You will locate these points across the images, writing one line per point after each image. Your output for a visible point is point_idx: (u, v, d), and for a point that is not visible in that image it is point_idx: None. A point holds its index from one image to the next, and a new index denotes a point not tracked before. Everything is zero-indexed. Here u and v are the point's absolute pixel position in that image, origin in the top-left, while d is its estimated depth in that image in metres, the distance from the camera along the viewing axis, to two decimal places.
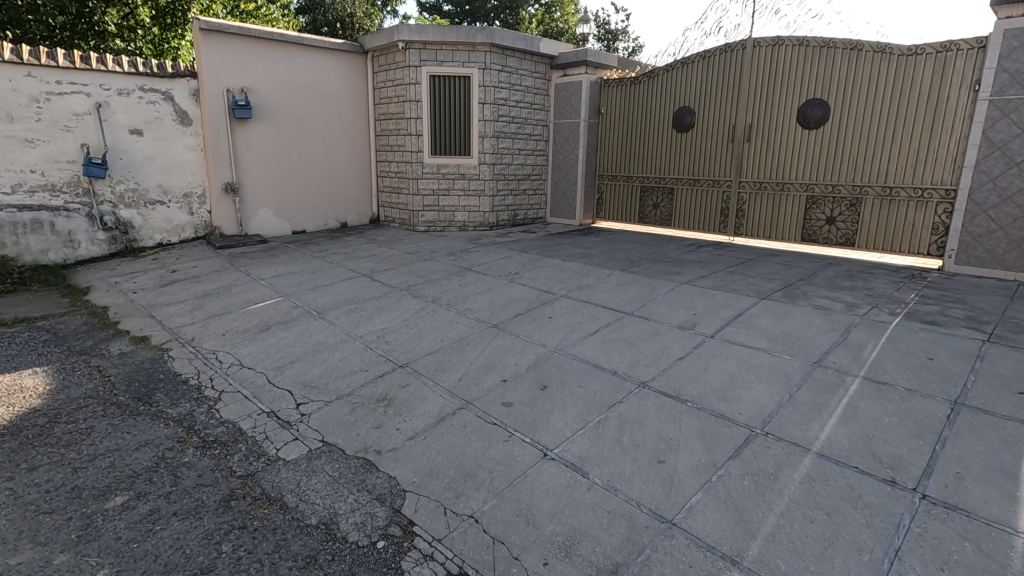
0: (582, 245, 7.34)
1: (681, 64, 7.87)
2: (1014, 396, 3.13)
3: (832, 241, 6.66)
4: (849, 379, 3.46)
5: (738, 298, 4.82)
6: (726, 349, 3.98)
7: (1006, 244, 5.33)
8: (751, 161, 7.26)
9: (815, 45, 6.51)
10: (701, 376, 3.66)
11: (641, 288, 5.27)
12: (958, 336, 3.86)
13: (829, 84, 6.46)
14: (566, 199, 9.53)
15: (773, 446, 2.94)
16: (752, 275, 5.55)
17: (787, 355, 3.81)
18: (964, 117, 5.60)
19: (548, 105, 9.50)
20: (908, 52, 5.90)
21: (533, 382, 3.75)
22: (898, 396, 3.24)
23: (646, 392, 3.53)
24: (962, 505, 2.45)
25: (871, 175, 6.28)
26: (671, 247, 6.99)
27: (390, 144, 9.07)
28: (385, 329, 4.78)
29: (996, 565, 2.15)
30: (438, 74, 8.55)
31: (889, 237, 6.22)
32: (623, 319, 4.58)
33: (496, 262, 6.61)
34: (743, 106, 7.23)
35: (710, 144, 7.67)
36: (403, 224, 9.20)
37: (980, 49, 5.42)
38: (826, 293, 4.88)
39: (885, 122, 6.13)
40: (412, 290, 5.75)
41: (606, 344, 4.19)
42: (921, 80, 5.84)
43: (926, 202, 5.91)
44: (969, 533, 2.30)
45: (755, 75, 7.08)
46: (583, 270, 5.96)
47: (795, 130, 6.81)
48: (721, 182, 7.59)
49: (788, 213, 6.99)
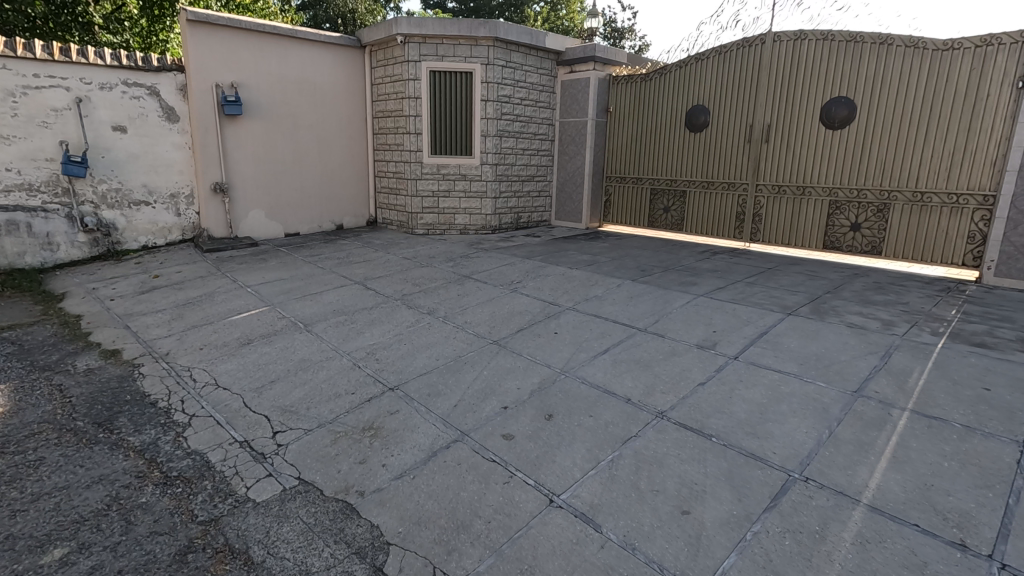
0: (589, 252, 6.94)
1: (694, 60, 7.47)
2: None
3: (857, 249, 6.26)
4: (895, 413, 3.05)
5: (761, 313, 4.41)
6: (752, 373, 3.57)
7: None
8: (769, 163, 6.86)
9: (840, 39, 6.10)
10: (726, 406, 3.26)
11: (655, 301, 4.87)
12: (1014, 362, 3.45)
13: (855, 81, 6.05)
14: (572, 201, 9.14)
15: (815, 496, 2.53)
16: (774, 286, 5.14)
17: (822, 382, 3.39)
18: (1005, 117, 5.21)
19: (554, 103, 9.10)
20: (942, 46, 5.49)
21: (537, 410, 3.35)
22: (955, 435, 2.83)
23: (665, 425, 3.13)
24: None
25: (900, 179, 5.88)
26: (683, 255, 6.59)
27: (388, 143, 8.69)
28: (376, 344, 4.39)
29: None
30: (438, 69, 8.16)
31: (919, 245, 5.82)
32: (636, 337, 4.17)
33: (497, 270, 6.22)
34: (761, 104, 6.84)
35: (725, 145, 7.28)
36: (402, 226, 8.81)
37: None
38: (858, 308, 4.47)
39: (917, 122, 5.72)
40: (407, 300, 5.36)
41: (618, 366, 3.78)
42: (958, 77, 5.44)
43: (961, 209, 5.52)
44: None
45: (774, 72, 6.67)
46: (591, 280, 5.55)
47: (818, 131, 6.40)
48: (737, 185, 7.20)
49: (808, 218, 6.59)
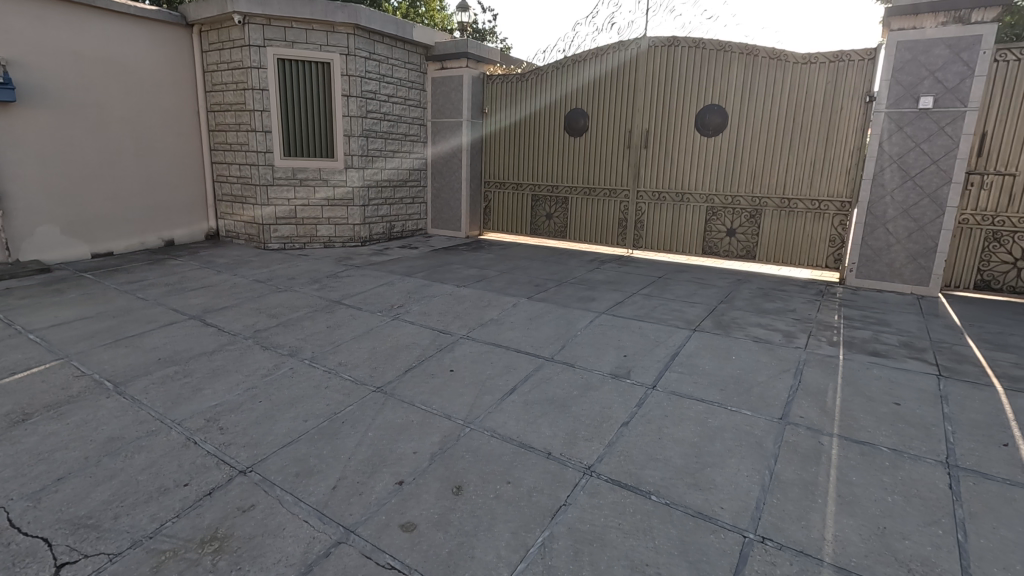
0: (477, 265, 6.55)
1: (572, 62, 7.49)
2: (1000, 450, 2.78)
3: (733, 253, 6.76)
4: (825, 441, 2.90)
5: (669, 331, 4.33)
6: (676, 406, 3.28)
7: (903, 258, 5.65)
8: (649, 169, 7.13)
9: (711, 48, 6.49)
10: (660, 452, 2.86)
11: (557, 322, 4.61)
12: (911, 373, 3.62)
13: (727, 90, 6.49)
14: (450, 208, 8.59)
15: (778, 561, 2.14)
16: (671, 298, 5.16)
17: (748, 410, 3.20)
18: (857, 127, 5.87)
19: (424, 102, 8.44)
20: (801, 60, 6.06)
21: (442, 481, 2.68)
22: (888, 463, 2.70)
23: (597, 484, 2.63)
24: None
25: (769, 187, 6.43)
26: (574, 267, 6.51)
27: (229, 142, 7.36)
28: (223, 405, 3.41)
29: None
30: (288, 57, 7.03)
31: (787, 249, 6.43)
32: (545, 369, 3.79)
33: (374, 293, 5.44)
34: (640, 110, 7.08)
35: (605, 150, 7.42)
36: (251, 240, 7.53)
37: (870, 61, 5.70)
38: (757, 319, 4.60)
39: (780, 132, 6.28)
40: (262, 338, 4.38)
41: (531, 411, 3.28)
42: (816, 88, 6.02)
43: (822, 214, 6.17)
44: None
45: (650, 78, 6.94)
46: (483, 300, 5.19)
47: (694, 138, 6.78)
48: (619, 191, 7.40)
49: (688, 224, 6.97)
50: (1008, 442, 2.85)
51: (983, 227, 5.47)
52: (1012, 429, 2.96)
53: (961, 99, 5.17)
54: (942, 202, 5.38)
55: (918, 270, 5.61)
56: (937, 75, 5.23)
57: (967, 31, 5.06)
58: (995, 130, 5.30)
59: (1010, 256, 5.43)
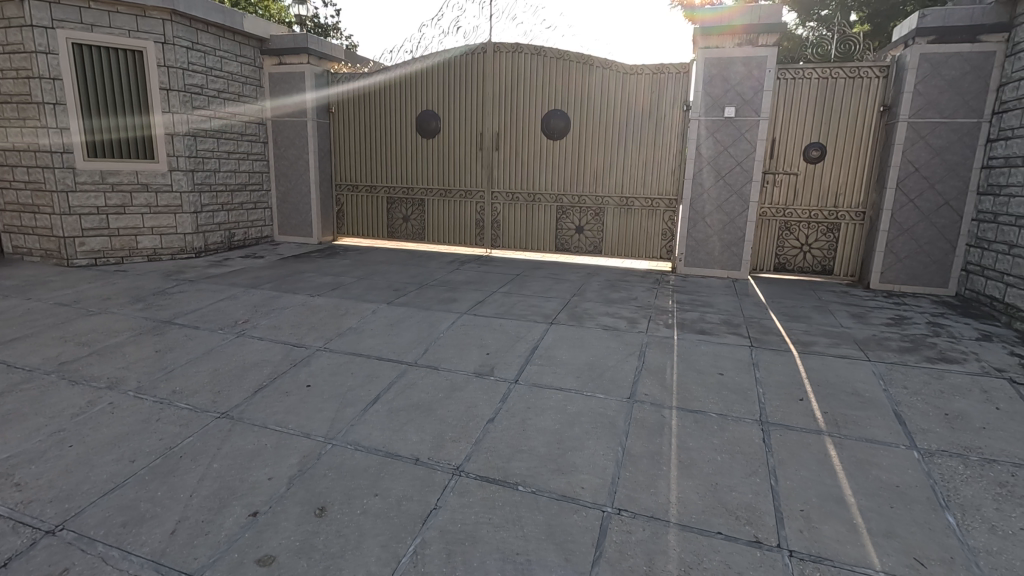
0: (332, 272, 6.24)
1: (420, 63, 7.45)
2: (799, 404, 3.33)
3: (582, 249, 7.24)
4: (666, 414, 3.23)
5: (528, 326, 4.51)
6: (537, 397, 3.42)
7: (720, 247, 6.50)
8: (501, 171, 7.35)
9: (552, 56, 6.88)
10: (524, 444, 2.96)
11: (420, 326, 4.56)
12: (731, 346, 4.18)
13: (568, 97, 6.93)
14: (298, 213, 8.08)
15: (633, 529, 2.33)
16: (529, 294, 5.38)
17: (602, 394, 3.46)
18: (677, 133, 6.62)
19: (260, 98, 7.86)
20: (629, 71, 6.66)
21: (303, 505, 2.50)
22: (716, 427, 3.10)
23: (466, 483, 2.65)
24: (824, 554, 2.19)
25: (609, 188, 6.99)
26: (434, 269, 6.49)
27: (12, 140, 6.14)
28: (18, 456, 2.83)
29: None
30: (87, 43, 6.04)
31: (628, 243, 7.05)
32: (409, 375, 3.72)
33: (213, 309, 4.92)
34: (489, 113, 7.26)
35: (458, 151, 7.50)
36: (49, 257, 6.35)
37: (684, 74, 6.46)
38: (605, 309, 4.98)
39: (616, 137, 6.85)
40: (71, 371, 3.72)
41: (397, 419, 3.21)
42: (643, 96, 6.67)
43: (655, 211, 6.85)
44: None
45: (497, 83, 7.15)
46: (340, 309, 4.96)
47: (542, 141, 7.13)
48: (474, 193, 7.52)
49: (541, 223, 7.32)
50: (803, 397, 3.42)
51: (777, 218, 6.50)
52: (805, 385, 3.56)
53: (755, 110, 6.08)
54: (746, 197, 6.28)
55: (732, 257, 6.49)
56: (736, 89, 6.10)
57: (756, 52, 5.98)
58: (782, 136, 6.31)
59: (798, 242, 6.52)
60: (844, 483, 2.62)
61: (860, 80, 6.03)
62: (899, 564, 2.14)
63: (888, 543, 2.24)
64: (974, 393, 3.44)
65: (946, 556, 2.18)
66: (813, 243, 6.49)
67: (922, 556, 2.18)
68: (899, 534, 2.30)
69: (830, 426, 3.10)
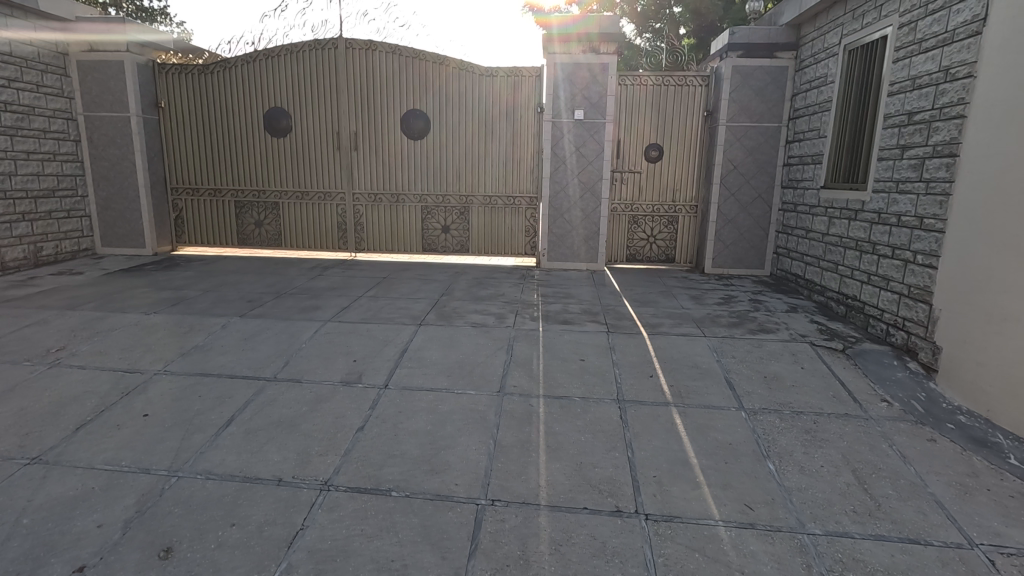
0: (171, 286, 5.59)
1: (264, 57, 6.95)
2: (650, 381, 3.67)
3: (450, 248, 7.29)
4: (534, 403, 3.37)
5: (397, 329, 4.43)
6: (408, 400, 3.38)
7: (579, 241, 6.91)
8: (361, 172, 7.12)
9: (407, 55, 6.81)
10: (396, 448, 2.92)
11: (278, 337, 4.26)
12: (591, 333, 4.48)
13: (426, 96, 6.90)
14: (127, 221, 7.14)
15: (506, 517, 2.41)
16: (397, 297, 5.28)
17: (473, 390, 3.51)
18: (534, 134, 6.90)
19: (67, 90, 6.80)
20: (485, 72, 6.81)
21: (144, 549, 2.21)
22: (580, 409, 3.30)
23: (336, 497, 2.54)
24: (674, 512, 2.44)
25: (473, 187, 7.09)
26: (293, 276, 6.10)
27: None
28: None
29: (724, 567, 2.13)
30: None
31: (494, 240, 7.22)
32: (269, 391, 3.47)
33: (16, 337, 4.16)
34: (345, 112, 6.99)
35: (313, 151, 7.13)
36: None
37: (537, 78, 6.76)
38: (473, 306, 5.06)
39: (476, 136, 6.96)
40: None
41: (255, 439, 2.98)
42: (500, 98, 6.85)
43: (517, 208, 7.09)
44: (693, 543, 2.25)
45: (352, 81, 6.91)
46: (183, 326, 4.47)
47: (402, 140, 7.02)
48: (333, 194, 7.20)
49: (406, 224, 7.23)
50: (654, 374, 3.78)
51: (626, 213, 7.07)
52: (655, 363, 3.93)
53: (601, 113, 6.54)
54: (599, 194, 6.75)
55: (590, 250, 6.93)
56: (584, 93, 6.52)
57: (599, 59, 6.44)
58: (625, 138, 6.87)
59: (645, 234, 7.15)
60: (688, 447, 2.94)
61: (687, 88, 6.76)
62: (734, 511, 2.45)
63: (725, 495, 2.56)
64: (785, 357, 4.04)
65: (769, 499, 2.54)
66: (657, 235, 7.16)
67: (751, 501, 2.52)
68: (733, 486, 2.63)
69: (676, 398, 3.46)
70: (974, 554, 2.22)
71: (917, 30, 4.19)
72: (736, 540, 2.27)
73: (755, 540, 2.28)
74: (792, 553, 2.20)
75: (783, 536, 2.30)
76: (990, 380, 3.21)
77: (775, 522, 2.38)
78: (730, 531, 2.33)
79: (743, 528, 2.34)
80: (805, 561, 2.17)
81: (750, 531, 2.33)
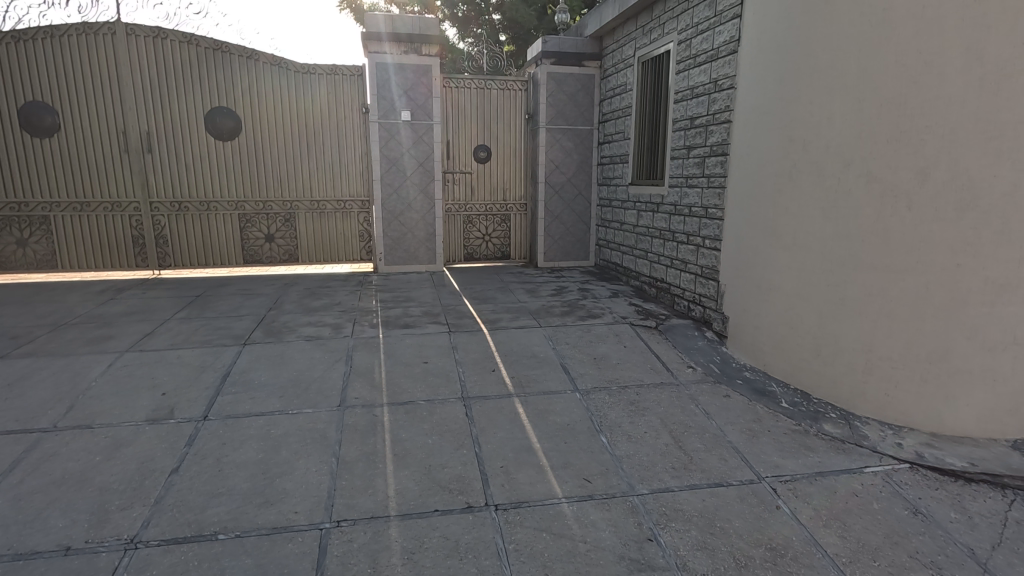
0: None
1: (17, 40, 5.77)
2: (492, 375, 3.77)
3: (275, 258, 6.71)
4: (378, 412, 3.25)
5: (215, 352, 3.96)
6: (233, 430, 3.04)
7: (416, 243, 6.84)
8: (159, 177, 6.24)
9: (207, 47, 6.12)
10: (222, 485, 2.60)
11: (58, 378, 3.54)
12: (433, 335, 4.46)
13: (234, 93, 6.25)
14: None
15: (354, 536, 2.29)
16: (213, 316, 4.72)
17: (309, 409, 3.27)
18: (360, 135, 6.64)
19: None
20: (301, 69, 6.38)
21: None
22: (425, 413, 3.27)
23: (147, 554, 2.18)
24: (521, 498, 2.53)
25: (297, 191, 6.61)
26: (76, 302, 5.11)
27: None
28: None
29: (569, 540, 2.26)
30: None
31: (325, 247, 6.82)
32: (47, 445, 2.86)
33: None
34: (133, 108, 6.07)
35: (93, 154, 6.07)
36: None
37: (359, 77, 6.51)
38: (305, 319, 4.72)
39: (297, 137, 6.50)
40: None
41: (29, 506, 2.43)
42: (320, 97, 6.47)
43: (348, 213, 6.77)
44: (541, 524, 2.36)
45: (138, 73, 6.02)
46: None
47: (208, 141, 6.29)
48: (124, 204, 6.21)
49: (221, 234, 6.50)
50: (495, 368, 3.89)
51: (461, 213, 7.18)
52: (496, 358, 4.05)
53: (428, 114, 6.54)
54: (432, 195, 6.75)
55: (428, 251, 6.91)
56: (409, 94, 6.45)
57: (421, 60, 6.42)
58: (454, 139, 6.96)
59: (480, 232, 7.34)
60: (531, 434, 3.08)
61: (508, 91, 7.06)
62: (575, 486, 2.63)
63: (566, 473, 2.73)
64: (610, 338, 4.44)
65: (603, 469, 2.76)
66: (492, 233, 7.39)
67: (589, 474, 2.72)
68: (573, 463, 2.81)
69: (517, 388, 3.60)
70: (763, 486, 2.66)
71: (692, 47, 4.88)
72: (578, 513, 2.43)
73: (595, 510, 2.46)
74: (625, 515, 2.43)
75: (618, 501, 2.52)
76: (763, 339, 3.86)
77: (610, 490, 2.60)
78: (572, 506, 2.48)
79: (584, 501, 2.52)
80: (636, 519, 2.40)
81: (589, 502, 2.51)
